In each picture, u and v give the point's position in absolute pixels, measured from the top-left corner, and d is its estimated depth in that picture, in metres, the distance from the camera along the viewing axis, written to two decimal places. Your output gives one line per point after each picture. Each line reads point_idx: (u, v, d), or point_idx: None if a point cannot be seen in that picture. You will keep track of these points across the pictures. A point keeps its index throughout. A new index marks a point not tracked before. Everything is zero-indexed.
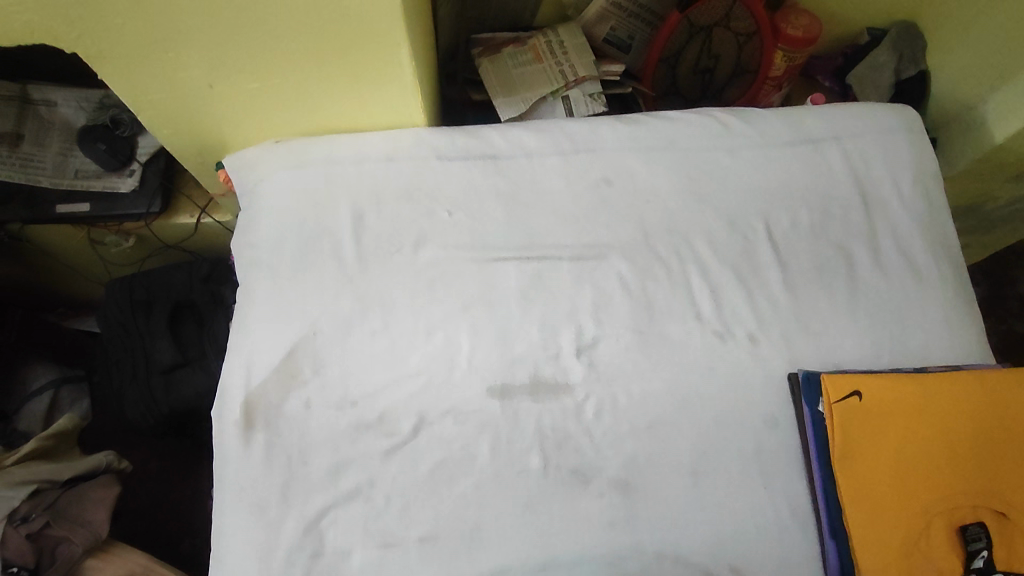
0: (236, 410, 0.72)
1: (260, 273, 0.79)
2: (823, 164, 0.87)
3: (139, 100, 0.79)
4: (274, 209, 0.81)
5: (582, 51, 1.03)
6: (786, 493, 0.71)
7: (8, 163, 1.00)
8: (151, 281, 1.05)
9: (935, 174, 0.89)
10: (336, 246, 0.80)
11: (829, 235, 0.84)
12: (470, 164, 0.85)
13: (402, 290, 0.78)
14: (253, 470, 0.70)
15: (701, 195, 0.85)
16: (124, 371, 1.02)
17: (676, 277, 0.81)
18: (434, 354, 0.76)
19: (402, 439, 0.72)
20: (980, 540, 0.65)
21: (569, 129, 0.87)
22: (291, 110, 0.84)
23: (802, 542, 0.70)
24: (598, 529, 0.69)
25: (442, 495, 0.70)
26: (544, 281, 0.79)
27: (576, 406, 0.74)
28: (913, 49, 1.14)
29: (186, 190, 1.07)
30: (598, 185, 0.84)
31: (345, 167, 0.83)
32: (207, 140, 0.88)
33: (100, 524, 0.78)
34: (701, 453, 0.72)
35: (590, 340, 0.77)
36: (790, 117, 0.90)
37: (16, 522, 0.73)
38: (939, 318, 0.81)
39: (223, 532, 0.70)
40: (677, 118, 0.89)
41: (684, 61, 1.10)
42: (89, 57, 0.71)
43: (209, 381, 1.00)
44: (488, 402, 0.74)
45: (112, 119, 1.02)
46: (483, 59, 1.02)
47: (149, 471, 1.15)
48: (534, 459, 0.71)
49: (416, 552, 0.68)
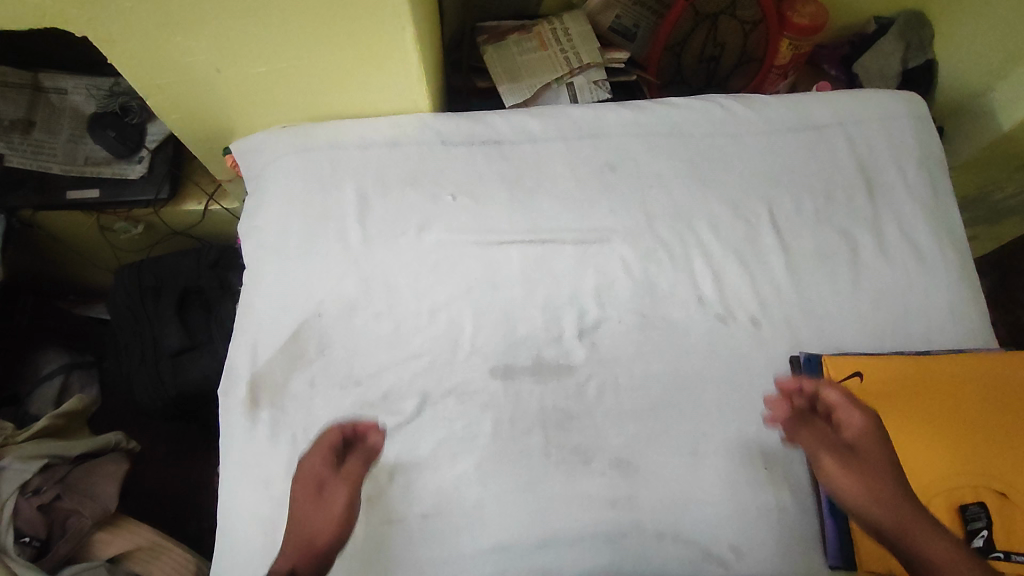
0: (242, 388, 0.74)
1: (266, 255, 0.80)
2: (827, 150, 0.87)
3: (148, 85, 0.80)
4: (280, 194, 0.82)
5: (586, 38, 1.03)
6: (786, 474, 0.72)
7: (21, 150, 1.02)
8: (159, 268, 1.07)
9: (941, 160, 0.89)
10: (342, 228, 0.81)
11: (833, 219, 0.84)
12: (475, 149, 0.85)
13: (407, 272, 0.79)
14: (259, 447, 0.72)
15: (705, 180, 0.85)
16: (133, 355, 1.04)
17: (679, 260, 0.81)
18: (437, 335, 0.76)
19: (406, 418, 0.73)
20: (979, 519, 0.65)
21: (573, 114, 0.88)
22: (298, 93, 0.84)
23: (801, 521, 0.71)
24: (598, 507, 0.70)
25: (444, 472, 0.71)
26: (547, 264, 0.80)
27: (578, 386, 0.75)
28: (921, 37, 1.15)
29: (194, 177, 1.09)
30: (601, 170, 0.85)
31: (350, 152, 0.84)
32: (214, 124, 0.89)
33: (108, 498, 0.82)
34: (702, 435, 0.73)
35: (593, 322, 0.78)
36: (795, 103, 0.90)
37: (28, 494, 0.77)
38: (943, 302, 0.81)
39: (229, 507, 0.71)
40: (681, 104, 0.89)
41: (689, 49, 1.10)
42: (100, 40, 0.72)
43: (216, 365, 1.01)
44: (490, 382, 0.74)
45: (122, 106, 1.03)
46: (489, 46, 1.03)
47: (156, 455, 1.17)
48: (535, 438, 0.72)
49: (419, 527, 0.69)
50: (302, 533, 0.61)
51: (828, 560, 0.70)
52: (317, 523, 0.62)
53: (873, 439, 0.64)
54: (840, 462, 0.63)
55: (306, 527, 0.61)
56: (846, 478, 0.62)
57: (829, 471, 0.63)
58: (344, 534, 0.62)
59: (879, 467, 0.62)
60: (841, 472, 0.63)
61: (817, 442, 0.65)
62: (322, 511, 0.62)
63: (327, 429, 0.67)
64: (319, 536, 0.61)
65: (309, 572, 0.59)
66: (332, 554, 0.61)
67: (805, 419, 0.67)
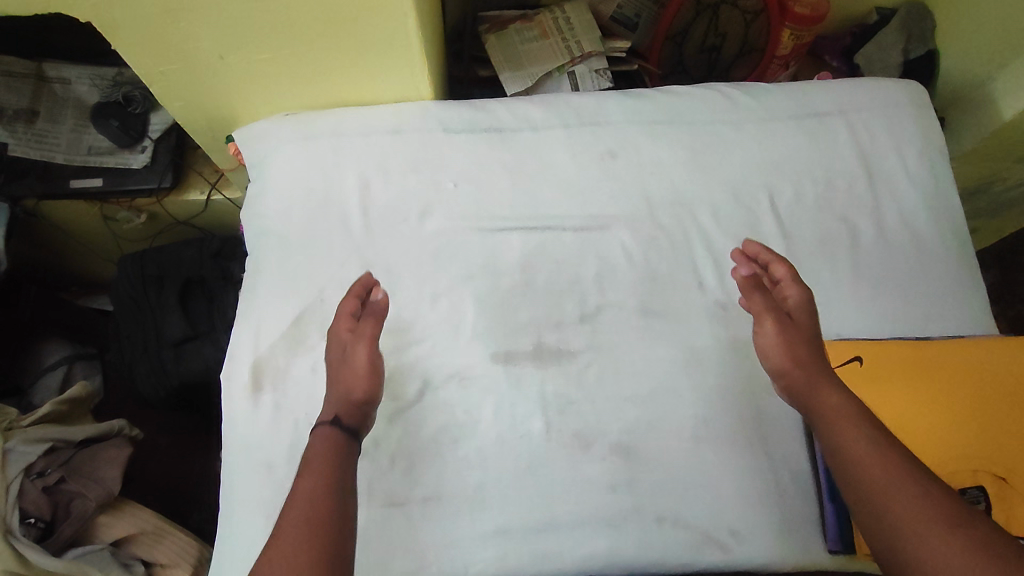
0: (245, 372, 0.74)
1: (269, 241, 0.81)
2: (828, 138, 0.88)
3: (151, 71, 0.80)
4: (283, 181, 0.83)
5: (588, 27, 1.03)
6: (786, 458, 0.73)
7: (25, 139, 1.02)
8: (162, 258, 1.06)
9: (942, 148, 0.89)
10: (344, 215, 0.81)
11: (834, 207, 0.84)
12: (476, 136, 0.85)
13: (408, 259, 0.79)
14: (262, 430, 0.72)
15: (706, 167, 0.85)
16: (136, 344, 1.04)
17: (680, 247, 0.81)
18: (439, 320, 0.76)
19: (407, 402, 0.73)
20: (977, 502, 0.65)
21: (574, 102, 0.88)
22: (300, 81, 0.84)
23: (801, 505, 0.71)
24: (599, 491, 0.70)
25: (445, 457, 0.71)
26: (548, 250, 0.80)
27: (578, 372, 0.75)
28: (922, 29, 1.14)
29: (197, 166, 1.09)
30: (602, 157, 0.85)
31: (352, 139, 0.85)
32: (217, 112, 0.89)
33: (112, 482, 0.85)
34: (703, 420, 0.73)
35: (593, 308, 0.78)
36: (796, 91, 0.90)
37: (32, 476, 0.80)
38: (942, 289, 0.81)
39: (232, 490, 0.72)
40: (682, 92, 0.89)
41: (691, 38, 1.10)
42: (103, 26, 0.72)
43: (219, 353, 1.02)
44: (491, 367, 0.75)
45: (125, 96, 1.04)
46: (491, 35, 1.03)
47: (159, 445, 1.17)
48: (536, 423, 0.72)
49: (420, 511, 0.69)
50: (338, 389, 0.67)
51: (828, 546, 0.70)
52: (349, 379, 0.67)
53: (807, 311, 0.71)
54: (776, 322, 0.70)
55: (340, 384, 0.67)
56: (778, 334, 0.69)
57: (762, 325, 0.70)
58: (376, 385, 0.67)
59: (806, 334, 0.69)
60: (773, 328, 0.69)
61: (761, 304, 0.71)
62: (350, 367, 0.67)
63: (341, 299, 0.73)
64: (355, 390, 0.66)
65: (350, 419, 0.65)
66: (368, 405, 0.67)
67: (756, 286, 0.73)
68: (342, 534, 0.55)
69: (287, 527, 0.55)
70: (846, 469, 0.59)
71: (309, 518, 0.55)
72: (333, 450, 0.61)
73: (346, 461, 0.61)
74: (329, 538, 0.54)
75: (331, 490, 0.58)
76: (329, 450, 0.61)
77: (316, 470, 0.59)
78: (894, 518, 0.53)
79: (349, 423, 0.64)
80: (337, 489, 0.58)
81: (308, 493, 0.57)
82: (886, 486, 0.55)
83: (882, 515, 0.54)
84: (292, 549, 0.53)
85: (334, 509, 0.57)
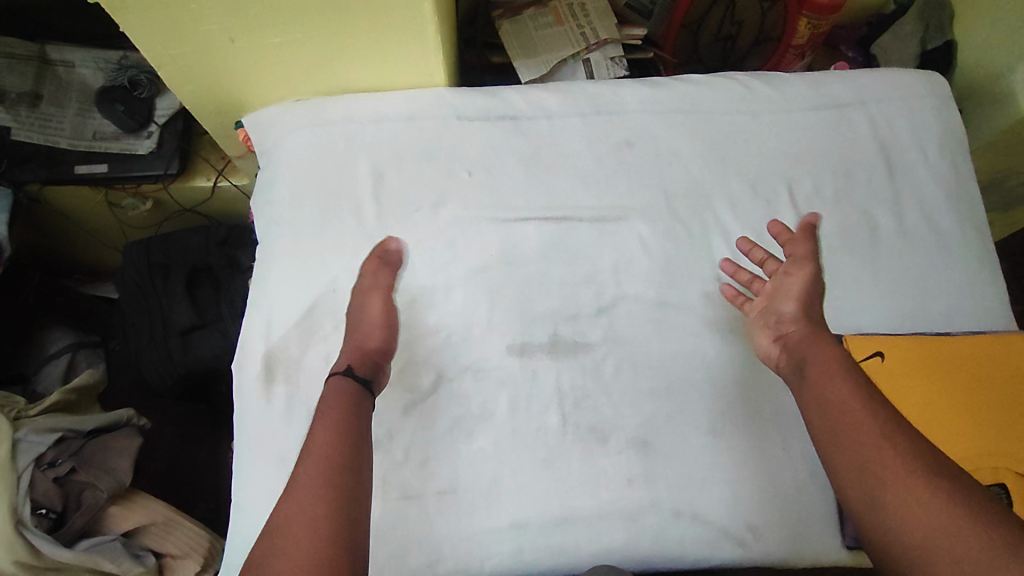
0: (258, 362, 0.74)
1: (280, 230, 0.79)
2: (848, 129, 0.86)
3: (161, 54, 0.78)
4: (292, 169, 0.81)
5: (603, 14, 1.02)
6: (806, 453, 0.72)
7: (27, 123, 1.00)
8: (168, 245, 1.05)
9: (963, 142, 0.88)
10: (357, 204, 0.80)
11: (853, 200, 0.83)
12: (491, 125, 0.84)
13: (423, 248, 0.78)
14: (274, 421, 0.72)
15: (724, 158, 0.84)
16: (142, 333, 1.03)
17: (697, 239, 0.80)
18: (453, 311, 0.75)
19: (422, 394, 0.72)
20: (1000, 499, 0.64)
21: (590, 90, 0.86)
22: (313, 66, 0.83)
23: (819, 501, 0.71)
24: (616, 486, 0.70)
25: (460, 449, 0.70)
26: (563, 241, 0.79)
27: (595, 365, 0.74)
28: (940, 18, 1.12)
29: (203, 153, 1.07)
30: (619, 148, 0.84)
31: (364, 126, 0.83)
32: (227, 96, 0.87)
33: (124, 472, 0.84)
34: (720, 415, 0.72)
35: (610, 300, 0.77)
36: (815, 81, 0.88)
37: (43, 466, 0.80)
38: (962, 283, 0.80)
39: (244, 481, 0.71)
40: (700, 81, 0.88)
41: (706, 27, 1.09)
42: (113, 7, 0.70)
43: (226, 342, 1.00)
44: (507, 359, 0.74)
45: (131, 79, 1.01)
46: (504, 21, 1.01)
47: (163, 437, 1.16)
48: (553, 416, 0.72)
49: (436, 503, 0.68)
50: (353, 342, 0.67)
51: (843, 540, 0.71)
52: (364, 329, 0.67)
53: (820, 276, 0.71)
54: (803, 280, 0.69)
55: (355, 335, 0.67)
56: (811, 284, 0.68)
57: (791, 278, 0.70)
58: (390, 334, 0.68)
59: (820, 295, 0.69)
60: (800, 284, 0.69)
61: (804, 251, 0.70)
62: (365, 316, 0.68)
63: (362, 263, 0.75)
64: (370, 340, 0.67)
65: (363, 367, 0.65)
66: (381, 354, 0.67)
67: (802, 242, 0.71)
68: (359, 484, 0.55)
69: (305, 475, 0.54)
70: (829, 418, 0.60)
71: (327, 468, 0.54)
72: (355, 397, 0.61)
73: (360, 408, 0.60)
74: (347, 490, 0.53)
75: (345, 438, 0.57)
76: (342, 402, 0.60)
77: (336, 418, 0.58)
78: (874, 470, 0.55)
79: (360, 372, 0.64)
80: (350, 436, 0.57)
81: (326, 443, 0.56)
82: (861, 438, 0.56)
83: (865, 462, 0.55)
84: (316, 498, 0.52)
85: (354, 458, 0.56)
